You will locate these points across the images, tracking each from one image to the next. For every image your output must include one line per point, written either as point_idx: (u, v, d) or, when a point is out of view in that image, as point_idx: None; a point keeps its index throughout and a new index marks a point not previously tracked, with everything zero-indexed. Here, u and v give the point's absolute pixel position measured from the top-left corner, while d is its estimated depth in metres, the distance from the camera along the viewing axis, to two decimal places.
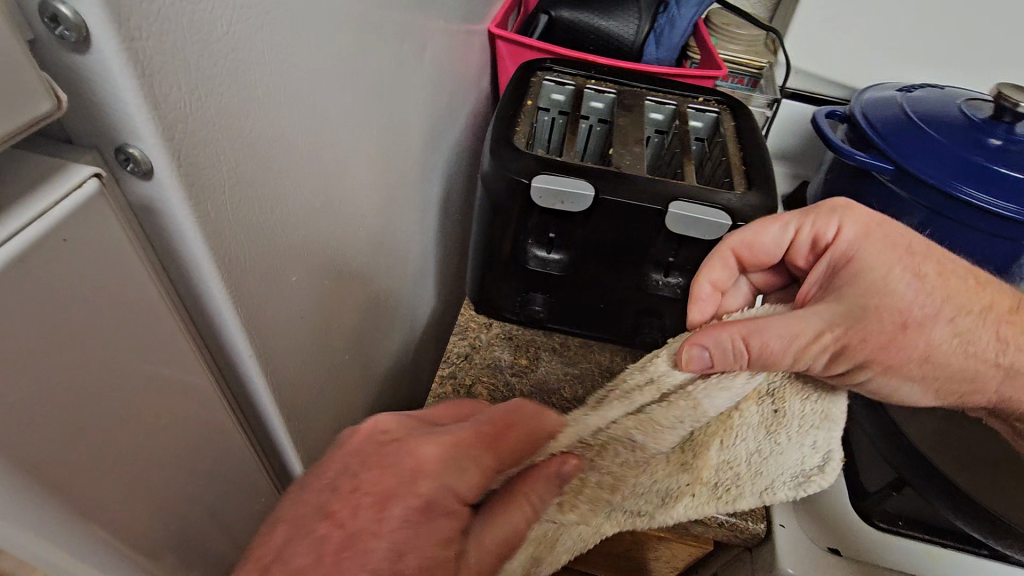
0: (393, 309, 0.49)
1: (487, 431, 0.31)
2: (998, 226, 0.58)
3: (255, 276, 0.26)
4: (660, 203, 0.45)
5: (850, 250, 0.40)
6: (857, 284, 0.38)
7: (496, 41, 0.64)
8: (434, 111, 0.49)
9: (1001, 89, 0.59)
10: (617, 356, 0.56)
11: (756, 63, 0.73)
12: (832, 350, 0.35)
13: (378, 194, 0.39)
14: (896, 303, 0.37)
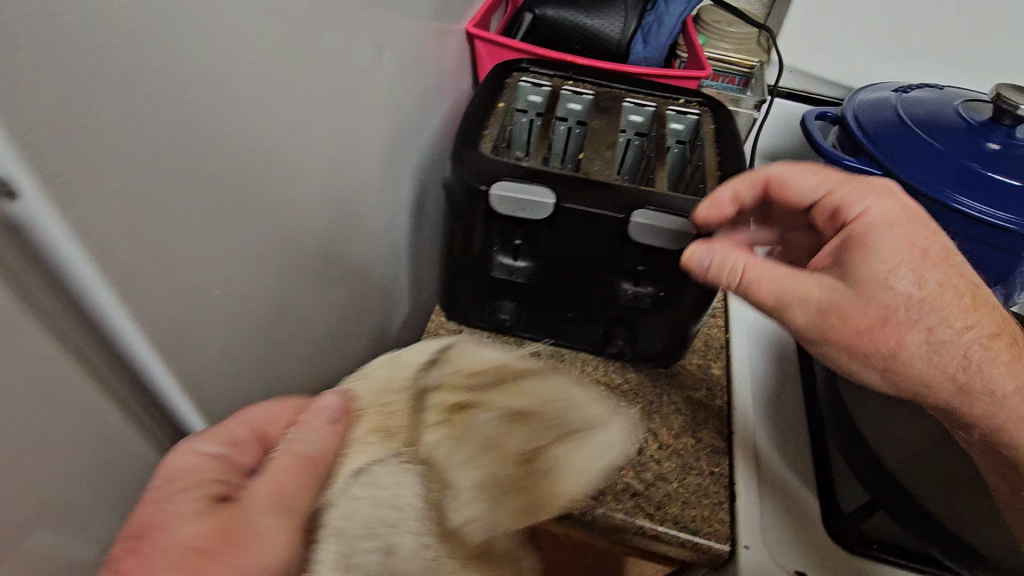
0: (356, 316, 0.49)
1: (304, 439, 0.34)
2: (998, 237, 0.54)
3: (169, 292, 0.25)
4: (624, 211, 0.44)
5: (867, 227, 0.37)
6: (862, 265, 0.36)
7: (475, 40, 0.62)
8: (399, 114, 0.48)
9: (999, 91, 0.56)
10: (586, 366, 0.55)
11: (747, 62, 0.69)
12: (800, 302, 0.37)
13: (326, 199, 0.39)
14: (891, 299, 0.35)
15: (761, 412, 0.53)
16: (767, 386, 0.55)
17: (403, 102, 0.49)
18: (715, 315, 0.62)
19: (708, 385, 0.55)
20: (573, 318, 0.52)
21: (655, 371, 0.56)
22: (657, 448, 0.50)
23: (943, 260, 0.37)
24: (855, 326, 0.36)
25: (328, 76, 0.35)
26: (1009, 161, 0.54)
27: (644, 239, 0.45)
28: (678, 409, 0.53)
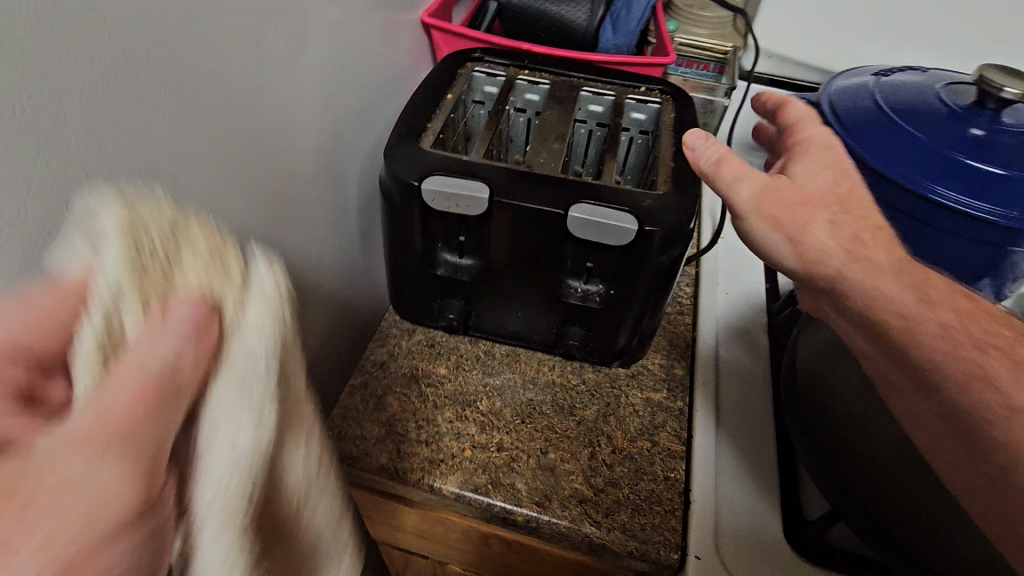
0: (308, 314, 0.47)
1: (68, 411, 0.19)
2: (978, 229, 0.51)
3: (8, 240, 0.23)
4: (563, 206, 0.43)
5: (803, 147, 0.44)
6: (798, 184, 0.41)
7: (432, 30, 0.61)
8: (343, 99, 0.47)
9: (983, 71, 0.53)
10: (543, 366, 0.54)
11: (722, 48, 0.66)
12: (762, 193, 0.40)
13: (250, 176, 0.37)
14: (807, 197, 0.40)
15: (724, 414, 0.50)
16: (732, 386, 0.52)
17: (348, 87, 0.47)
18: (683, 312, 0.60)
19: (670, 385, 0.53)
20: (527, 316, 0.52)
21: (615, 371, 0.54)
22: (610, 452, 0.48)
23: (846, 195, 0.41)
24: (778, 214, 0.40)
25: (243, 46, 0.34)
26: (992, 146, 0.51)
27: (585, 236, 0.43)
28: (636, 410, 0.51)
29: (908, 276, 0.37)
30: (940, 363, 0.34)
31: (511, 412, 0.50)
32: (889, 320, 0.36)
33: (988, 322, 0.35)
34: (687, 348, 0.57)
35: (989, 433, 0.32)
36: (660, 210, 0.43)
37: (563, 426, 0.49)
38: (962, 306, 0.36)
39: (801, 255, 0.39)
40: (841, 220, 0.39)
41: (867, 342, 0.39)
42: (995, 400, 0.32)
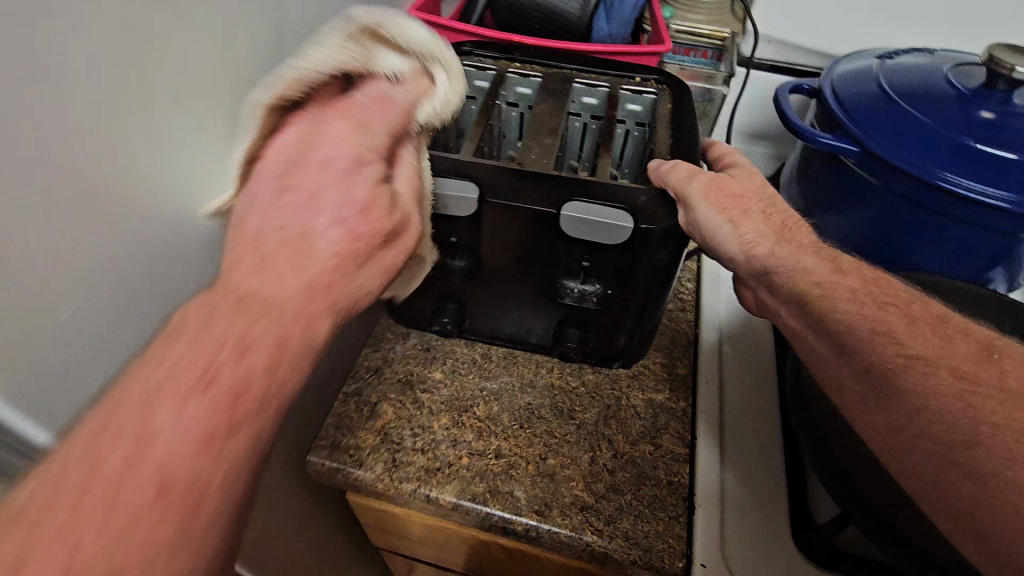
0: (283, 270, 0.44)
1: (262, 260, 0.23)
2: (990, 218, 0.49)
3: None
4: (554, 205, 0.41)
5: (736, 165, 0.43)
6: (736, 198, 0.40)
7: (420, 24, 0.59)
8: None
9: (992, 51, 0.51)
10: (541, 369, 0.52)
11: (718, 34, 0.64)
12: (711, 206, 0.39)
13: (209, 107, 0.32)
14: (745, 189, 0.40)
15: (727, 416, 0.49)
16: (736, 387, 0.52)
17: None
18: (685, 309, 0.58)
19: (672, 385, 0.52)
20: (523, 318, 0.50)
21: (616, 372, 0.52)
22: (611, 457, 0.47)
23: (775, 195, 0.41)
24: (720, 202, 0.39)
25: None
26: (1004, 129, 0.49)
27: (579, 234, 0.41)
28: (637, 413, 0.50)
29: (824, 250, 0.37)
30: (848, 323, 0.33)
31: (509, 417, 0.48)
32: (806, 288, 0.35)
33: (892, 287, 0.35)
34: (690, 346, 0.55)
35: (900, 381, 0.30)
36: (654, 202, 0.40)
37: (563, 431, 0.48)
38: (869, 274, 0.36)
39: (739, 239, 0.39)
40: (773, 212, 0.39)
41: (788, 314, 0.37)
42: (895, 352, 0.30)
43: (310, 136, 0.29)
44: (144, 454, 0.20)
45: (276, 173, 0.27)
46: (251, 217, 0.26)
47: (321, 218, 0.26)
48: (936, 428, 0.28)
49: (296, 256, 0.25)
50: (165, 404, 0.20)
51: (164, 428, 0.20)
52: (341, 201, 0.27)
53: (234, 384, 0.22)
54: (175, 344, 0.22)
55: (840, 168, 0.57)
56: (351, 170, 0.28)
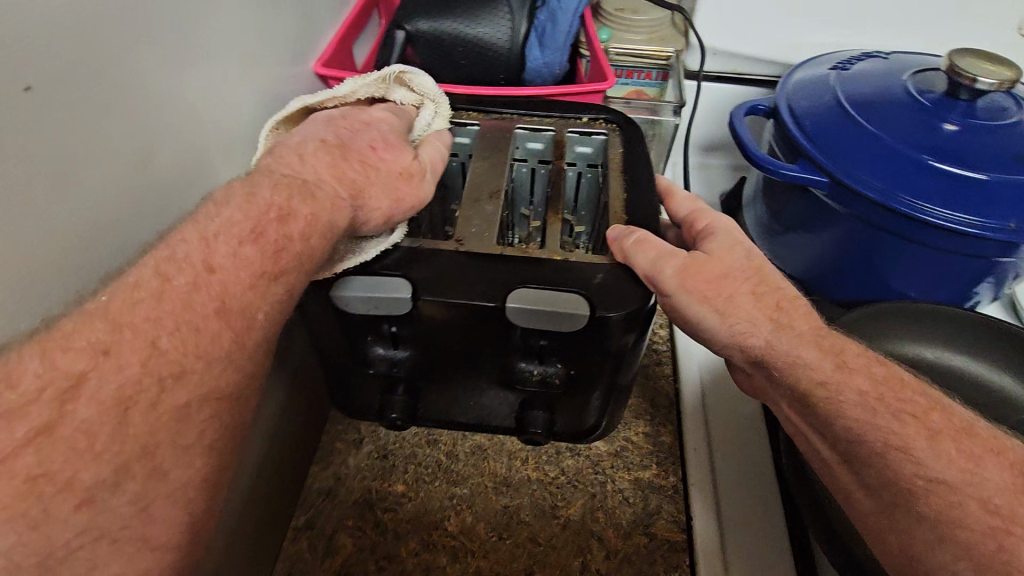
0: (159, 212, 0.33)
1: (336, 147, 0.33)
2: (971, 244, 0.45)
3: None
4: (499, 296, 0.36)
5: (712, 235, 0.39)
6: (722, 278, 0.36)
7: (331, 80, 0.52)
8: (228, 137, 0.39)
9: (953, 59, 0.47)
10: (515, 460, 0.47)
11: (662, 54, 0.61)
12: (702, 290, 0.36)
13: (94, 240, 0.28)
14: (729, 269, 0.36)
15: (720, 488, 0.46)
16: (725, 448, 0.48)
17: (238, 102, 0.40)
18: (663, 362, 0.54)
19: (658, 458, 0.47)
20: (484, 405, 0.44)
21: (596, 450, 0.48)
22: (604, 559, 0.42)
23: (761, 268, 0.37)
24: (703, 288, 0.36)
25: (76, 83, 0.27)
26: (971, 146, 0.45)
27: (534, 324, 0.36)
28: (625, 498, 0.45)
29: (826, 340, 0.35)
30: (859, 430, 0.31)
31: (485, 528, 0.43)
32: (807, 389, 0.34)
33: (904, 386, 0.32)
34: (672, 407, 0.51)
35: (919, 504, 0.29)
36: (612, 285, 0.36)
37: (548, 535, 0.43)
38: (879, 371, 0.33)
39: (729, 328, 0.36)
40: (762, 292, 0.36)
41: (792, 410, 0.36)
42: (914, 474, 0.29)
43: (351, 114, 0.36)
44: (220, 267, 0.26)
45: (326, 129, 0.35)
46: (297, 142, 0.33)
47: (357, 156, 0.33)
48: (962, 565, 0.27)
49: (331, 165, 0.32)
50: (222, 243, 0.26)
51: (222, 255, 0.26)
52: (371, 144, 0.34)
53: (282, 238, 0.28)
54: (232, 203, 0.28)
55: (808, 196, 0.52)
56: (374, 140, 0.35)
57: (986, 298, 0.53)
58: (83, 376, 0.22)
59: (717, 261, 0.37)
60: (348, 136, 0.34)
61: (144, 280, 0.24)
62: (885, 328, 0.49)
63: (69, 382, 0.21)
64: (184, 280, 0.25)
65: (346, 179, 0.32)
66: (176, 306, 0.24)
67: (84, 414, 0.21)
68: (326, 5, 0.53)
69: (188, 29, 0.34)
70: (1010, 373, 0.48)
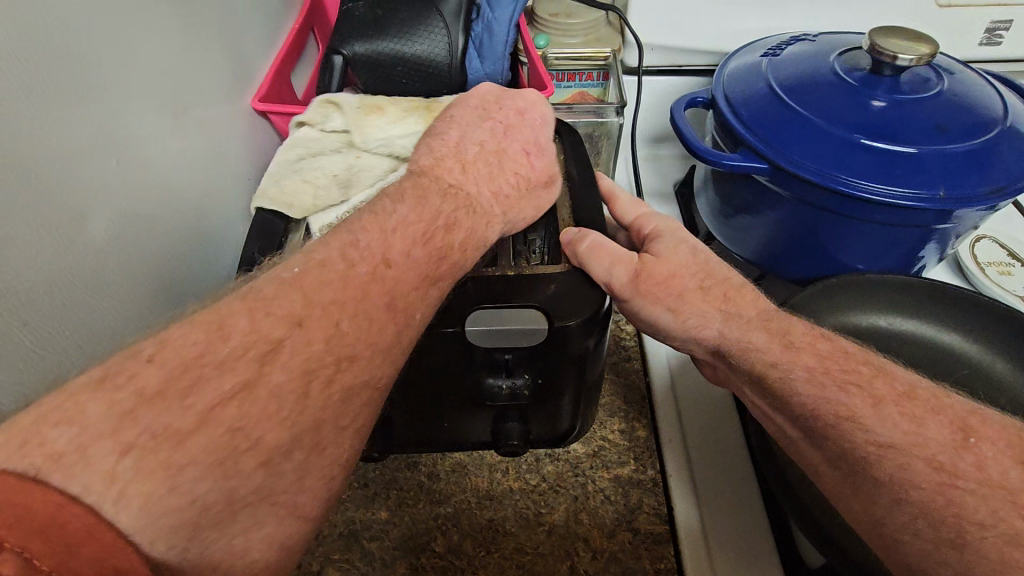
0: (108, 276, 0.33)
1: (492, 149, 0.38)
2: (905, 216, 0.47)
3: None
4: (457, 319, 0.36)
5: (657, 238, 0.41)
6: (670, 277, 0.38)
7: (271, 114, 0.52)
8: (163, 190, 0.39)
9: (873, 38, 0.49)
10: (496, 473, 0.47)
11: (600, 54, 0.62)
12: (656, 289, 0.37)
13: (34, 312, 0.28)
14: (677, 268, 0.38)
15: (696, 476, 0.47)
16: (698, 435, 0.49)
17: (170, 152, 0.39)
18: (631, 357, 0.55)
19: (635, 453, 0.48)
20: (455, 423, 0.45)
21: (575, 453, 0.48)
22: (591, 560, 0.43)
23: (706, 262, 0.39)
24: (654, 292, 0.37)
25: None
26: (898, 122, 0.47)
27: (493, 343, 0.37)
28: (607, 497, 0.46)
29: (773, 323, 0.36)
30: (812, 407, 0.33)
31: (472, 543, 0.43)
32: (762, 372, 0.35)
33: (848, 358, 0.34)
34: (644, 402, 0.51)
35: (873, 469, 0.30)
36: (566, 296, 0.37)
37: (534, 543, 0.43)
38: (822, 347, 0.35)
39: (682, 324, 0.38)
40: (710, 285, 0.38)
41: (750, 392, 0.37)
42: (865, 441, 0.31)
43: (520, 110, 0.41)
44: (394, 263, 0.29)
45: (483, 126, 0.39)
46: (456, 145, 0.37)
47: (512, 163, 0.38)
48: (920, 522, 0.28)
49: (491, 178, 0.36)
50: (400, 238, 0.30)
51: (398, 252, 0.29)
52: (524, 147, 0.39)
53: (446, 245, 0.32)
54: (407, 202, 0.32)
55: (753, 181, 0.54)
56: (527, 143, 0.39)
57: (932, 260, 0.55)
58: (279, 341, 0.24)
59: (665, 262, 0.38)
60: (501, 138, 0.39)
61: (329, 260, 0.27)
62: (838, 303, 0.50)
63: (268, 345, 0.24)
64: (365, 269, 0.28)
65: (496, 184, 0.36)
66: (357, 292, 0.27)
67: (278, 379, 0.24)
68: (257, 38, 0.52)
69: (105, 92, 0.33)
70: (955, 332, 0.50)
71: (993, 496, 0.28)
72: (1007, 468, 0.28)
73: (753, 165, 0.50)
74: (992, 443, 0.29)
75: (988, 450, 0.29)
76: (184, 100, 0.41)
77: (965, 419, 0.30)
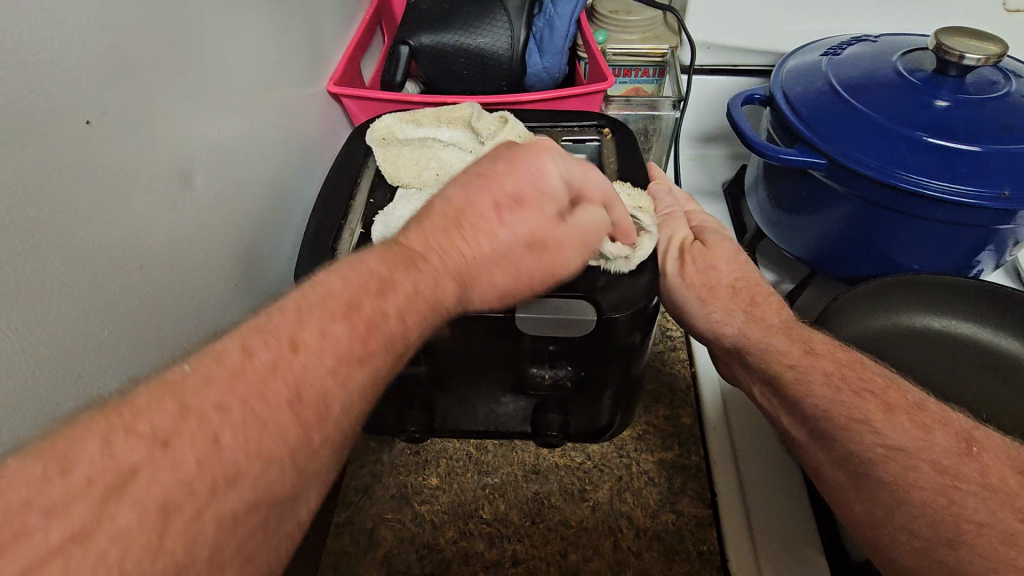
0: (203, 233, 0.35)
1: (446, 216, 0.28)
2: (964, 215, 0.47)
3: None
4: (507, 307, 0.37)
5: (705, 232, 0.43)
6: (708, 266, 0.41)
7: (343, 97, 0.55)
8: (262, 179, 0.42)
9: (939, 40, 0.49)
10: (542, 450, 0.49)
11: (657, 51, 0.64)
12: (698, 273, 0.40)
13: (150, 259, 0.31)
14: (718, 263, 0.41)
15: (742, 466, 0.47)
16: (743, 426, 0.49)
17: (264, 129, 0.42)
18: (677, 348, 0.55)
19: (679, 439, 0.49)
20: (493, 409, 0.46)
21: (620, 435, 0.49)
22: (634, 537, 0.44)
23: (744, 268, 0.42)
24: (697, 276, 0.40)
25: (127, 118, 0.29)
26: (959, 121, 0.47)
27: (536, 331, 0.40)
28: (651, 479, 0.47)
29: (795, 331, 0.37)
30: (824, 408, 0.33)
31: (518, 514, 0.45)
32: (778, 369, 0.36)
33: (863, 368, 0.34)
34: (690, 390, 0.52)
35: (878, 471, 0.29)
36: (613, 287, 0.38)
37: (578, 517, 0.45)
38: (841, 356, 0.35)
39: (706, 315, 0.40)
40: (740, 286, 0.41)
41: (762, 393, 0.38)
42: (874, 442, 0.30)
43: (540, 151, 0.30)
44: (303, 345, 0.21)
45: (453, 181, 0.29)
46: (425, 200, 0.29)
47: (474, 220, 0.28)
48: (920, 522, 0.27)
49: (443, 238, 0.27)
50: (315, 314, 0.22)
51: (308, 331, 0.22)
52: (495, 201, 0.28)
53: (377, 316, 0.23)
54: (336, 270, 0.24)
55: (808, 178, 0.54)
56: (501, 196, 0.28)
57: (988, 267, 0.54)
58: (134, 471, 0.17)
59: (710, 252, 0.41)
60: (469, 191, 0.28)
61: (228, 351, 0.20)
62: (890, 302, 0.50)
63: (121, 476, 0.17)
64: (266, 356, 0.21)
65: (448, 261, 0.27)
66: (248, 391, 0.20)
67: (129, 522, 0.17)
68: (334, 24, 0.55)
69: (216, 66, 0.37)
70: (1011, 336, 0.49)
71: (995, 500, 0.26)
72: (1007, 475, 0.27)
73: (810, 159, 0.50)
74: (993, 453, 0.28)
75: (991, 459, 0.28)
76: (276, 84, 0.44)
77: (970, 431, 0.29)
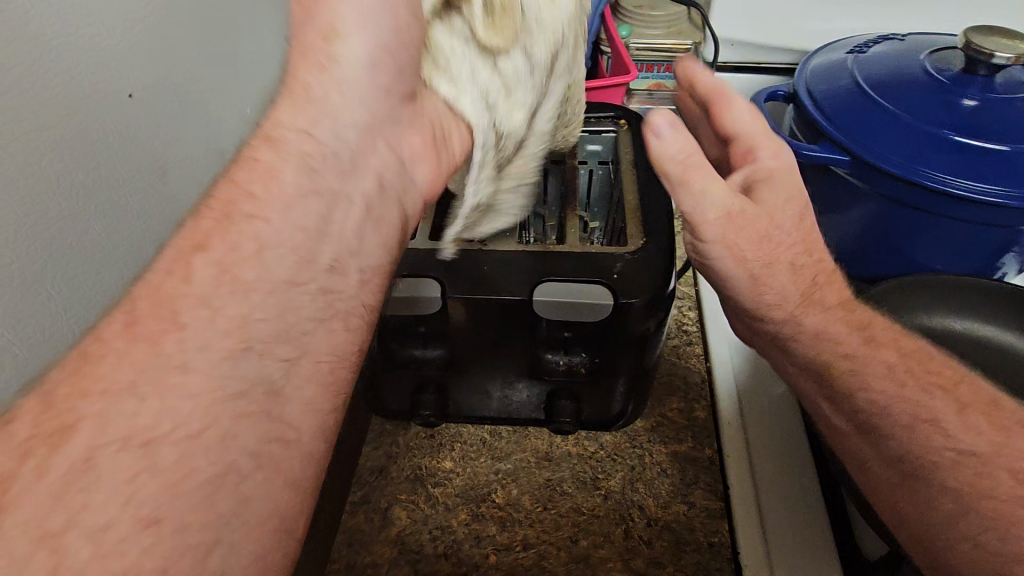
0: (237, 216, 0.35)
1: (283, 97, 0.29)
2: (988, 214, 0.46)
3: None
4: (525, 290, 0.38)
5: (766, 176, 0.35)
6: (761, 221, 0.34)
7: None
8: None
9: (969, 37, 0.48)
10: (556, 437, 0.49)
11: (679, 46, 0.64)
12: (749, 239, 0.34)
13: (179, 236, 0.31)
14: (772, 218, 0.34)
15: (755, 462, 0.47)
16: (757, 421, 0.49)
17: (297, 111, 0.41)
18: (692, 342, 0.55)
19: (694, 432, 0.49)
20: (506, 395, 0.46)
21: (633, 426, 0.49)
22: (645, 526, 0.44)
23: (808, 233, 0.36)
24: (742, 244, 0.34)
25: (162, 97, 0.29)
26: (986, 120, 0.46)
27: (551, 315, 0.39)
28: (663, 470, 0.47)
29: (854, 315, 0.36)
30: (886, 403, 0.33)
31: (531, 500, 0.45)
32: (832, 358, 0.35)
33: (930, 359, 0.35)
34: (705, 384, 0.52)
35: None
36: (628, 274, 0.38)
37: (590, 505, 0.45)
38: (905, 344, 0.35)
39: (755, 294, 0.36)
40: (801, 263, 0.36)
41: (806, 377, 0.37)
42: (944, 445, 0.32)
43: (296, 3, 0.30)
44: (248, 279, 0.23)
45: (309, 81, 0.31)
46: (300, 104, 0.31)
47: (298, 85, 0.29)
48: None
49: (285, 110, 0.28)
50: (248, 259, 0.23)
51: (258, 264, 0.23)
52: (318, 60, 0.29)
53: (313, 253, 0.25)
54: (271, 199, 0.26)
55: (829, 174, 0.54)
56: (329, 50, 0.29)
57: (1012, 270, 0.53)
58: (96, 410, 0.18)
59: (760, 205, 0.34)
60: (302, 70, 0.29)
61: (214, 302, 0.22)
62: (909, 301, 0.50)
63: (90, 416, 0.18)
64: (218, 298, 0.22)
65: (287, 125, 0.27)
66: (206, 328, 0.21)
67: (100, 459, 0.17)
68: None
69: None
70: None
71: None
72: None
73: (831, 156, 0.50)
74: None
75: None
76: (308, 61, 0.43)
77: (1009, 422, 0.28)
